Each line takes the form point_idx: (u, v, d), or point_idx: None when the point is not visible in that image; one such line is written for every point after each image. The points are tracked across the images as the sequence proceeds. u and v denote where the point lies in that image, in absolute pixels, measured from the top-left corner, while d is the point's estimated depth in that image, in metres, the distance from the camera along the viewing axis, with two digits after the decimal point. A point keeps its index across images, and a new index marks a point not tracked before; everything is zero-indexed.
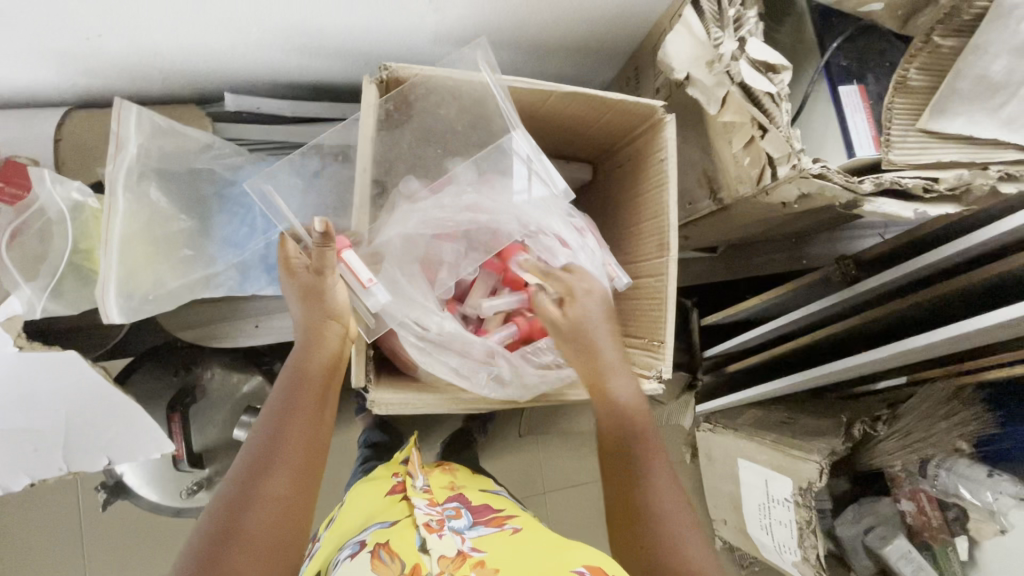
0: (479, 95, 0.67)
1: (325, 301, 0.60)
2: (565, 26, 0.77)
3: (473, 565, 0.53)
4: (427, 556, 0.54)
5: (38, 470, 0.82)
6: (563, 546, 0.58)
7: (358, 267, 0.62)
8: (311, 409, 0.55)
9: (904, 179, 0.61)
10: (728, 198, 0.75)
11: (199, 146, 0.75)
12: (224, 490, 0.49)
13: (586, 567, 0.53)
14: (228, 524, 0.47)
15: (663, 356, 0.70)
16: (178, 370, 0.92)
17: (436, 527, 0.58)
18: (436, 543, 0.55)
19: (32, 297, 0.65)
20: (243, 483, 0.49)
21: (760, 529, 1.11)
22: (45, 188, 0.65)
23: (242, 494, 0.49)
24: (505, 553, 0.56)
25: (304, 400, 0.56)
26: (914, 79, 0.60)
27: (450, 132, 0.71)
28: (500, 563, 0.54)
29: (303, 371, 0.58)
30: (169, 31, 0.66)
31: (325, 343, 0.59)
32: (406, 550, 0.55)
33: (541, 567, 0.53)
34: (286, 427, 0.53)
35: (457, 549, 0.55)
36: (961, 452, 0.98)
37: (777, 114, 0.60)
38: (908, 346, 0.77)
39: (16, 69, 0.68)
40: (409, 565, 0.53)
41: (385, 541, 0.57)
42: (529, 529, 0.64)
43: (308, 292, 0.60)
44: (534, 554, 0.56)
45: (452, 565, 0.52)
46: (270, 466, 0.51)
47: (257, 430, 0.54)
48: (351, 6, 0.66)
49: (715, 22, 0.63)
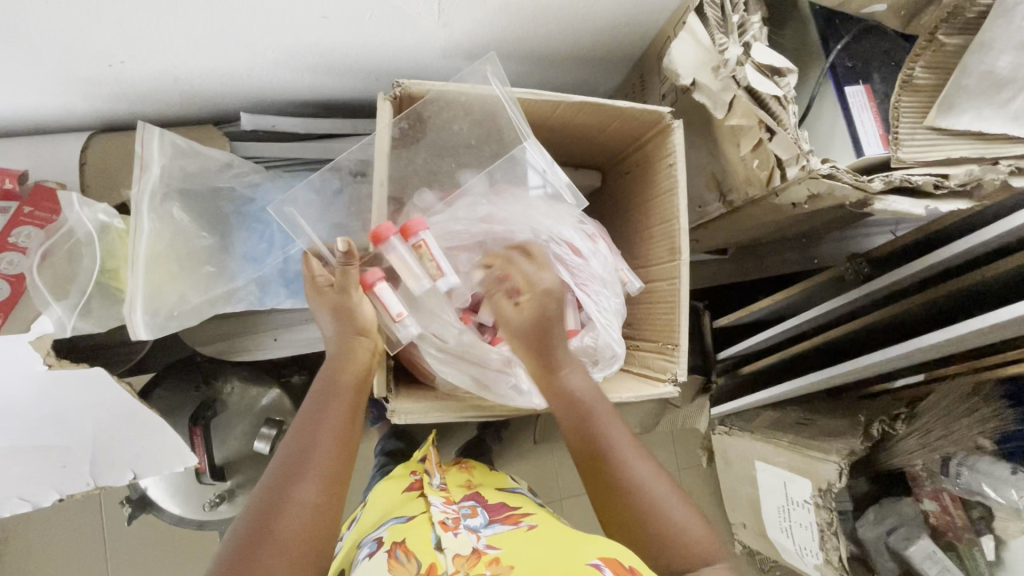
0: (490, 107, 0.69)
1: (354, 318, 0.63)
2: (570, 36, 0.78)
3: (488, 562, 0.54)
4: (443, 554, 0.54)
5: (66, 486, 0.85)
6: (574, 540, 0.58)
7: (389, 301, 0.64)
8: (342, 416, 0.58)
9: (913, 177, 0.62)
10: (737, 201, 0.75)
11: (218, 165, 0.77)
12: (259, 495, 0.50)
13: (600, 559, 0.53)
14: (263, 525, 0.48)
15: (677, 359, 0.70)
16: (200, 385, 0.94)
17: (450, 526, 0.59)
18: (451, 542, 0.56)
19: (63, 316, 0.67)
20: (277, 484, 0.51)
21: (781, 532, 1.11)
22: (74, 212, 0.67)
23: (278, 495, 0.50)
24: (520, 551, 0.56)
25: (336, 408, 0.58)
26: (919, 77, 0.61)
27: (463, 147, 0.72)
28: (514, 560, 0.54)
29: (334, 380, 0.60)
30: (187, 55, 0.68)
31: (354, 359, 0.62)
32: (423, 549, 0.56)
33: (555, 559, 0.54)
34: (318, 434, 0.55)
35: (472, 548, 0.56)
36: (982, 449, 0.96)
37: (784, 117, 0.61)
38: (926, 343, 0.76)
39: (42, 96, 0.70)
40: (424, 564, 0.53)
41: (401, 541, 0.58)
42: (543, 525, 0.65)
43: (337, 310, 0.63)
44: (548, 549, 0.56)
45: (467, 563, 0.53)
46: (304, 468, 0.52)
47: (290, 436, 0.55)
48: (362, 24, 0.68)
49: (718, 28, 0.64)
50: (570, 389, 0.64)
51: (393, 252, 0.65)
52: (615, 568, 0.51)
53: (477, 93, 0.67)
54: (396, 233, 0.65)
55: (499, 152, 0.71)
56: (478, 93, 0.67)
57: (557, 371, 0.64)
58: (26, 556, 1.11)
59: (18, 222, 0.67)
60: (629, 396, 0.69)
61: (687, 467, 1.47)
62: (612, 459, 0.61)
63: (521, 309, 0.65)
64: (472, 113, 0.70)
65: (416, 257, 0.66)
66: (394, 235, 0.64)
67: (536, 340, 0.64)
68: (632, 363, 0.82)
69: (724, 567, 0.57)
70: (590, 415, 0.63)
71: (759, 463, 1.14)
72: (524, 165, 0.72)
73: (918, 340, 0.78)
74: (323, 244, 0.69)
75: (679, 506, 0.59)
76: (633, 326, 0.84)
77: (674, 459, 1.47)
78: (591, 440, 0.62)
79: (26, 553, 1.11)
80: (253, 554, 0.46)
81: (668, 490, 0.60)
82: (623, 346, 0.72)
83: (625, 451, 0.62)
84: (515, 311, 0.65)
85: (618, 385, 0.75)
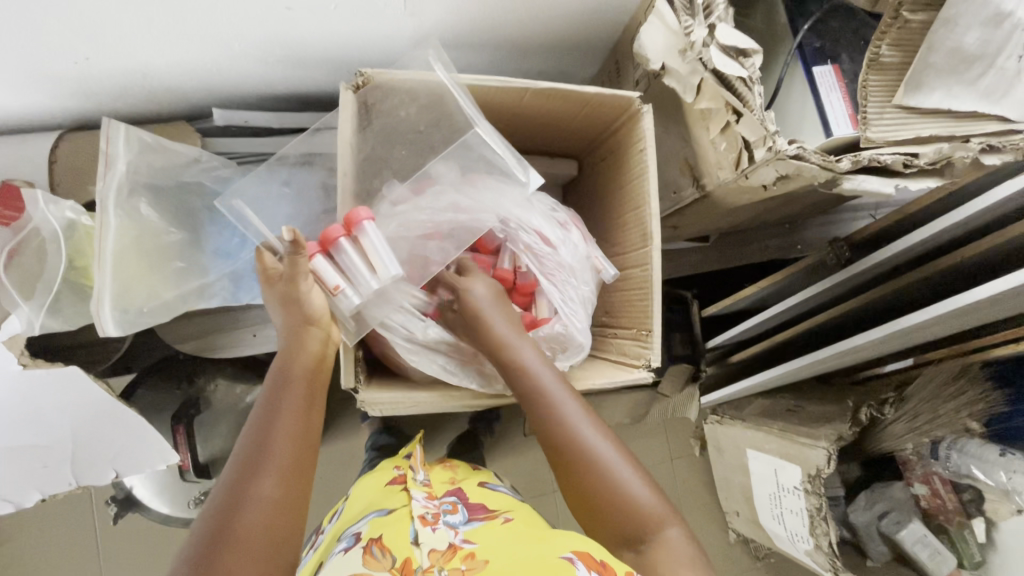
0: (437, 96, 0.69)
1: (303, 307, 0.62)
2: (541, 23, 0.77)
3: (463, 557, 0.55)
4: (420, 549, 0.55)
5: (48, 486, 0.85)
6: (549, 535, 0.60)
7: (326, 272, 0.63)
8: (298, 405, 0.58)
9: (883, 156, 0.61)
10: (710, 185, 0.75)
11: (186, 161, 0.76)
12: (215, 497, 0.50)
13: (574, 552, 0.55)
14: (226, 523, 0.48)
15: (650, 345, 0.70)
16: (182, 383, 0.94)
17: (430, 521, 0.59)
18: (428, 537, 0.57)
19: (31, 315, 0.67)
20: (235, 482, 0.51)
21: (773, 519, 1.11)
22: (39, 209, 0.66)
23: (236, 492, 0.50)
24: (496, 545, 0.58)
25: (291, 398, 0.58)
26: (885, 55, 0.60)
27: (414, 132, 0.72)
28: (489, 555, 0.56)
29: (286, 373, 0.60)
30: (150, 50, 0.68)
31: (307, 347, 0.62)
32: (400, 544, 0.56)
33: (532, 552, 0.55)
34: (275, 426, 0.55)
35: (448, 543, 0.57)
36: (972, 432, 0.97)
37: (751, 98, 0.60)
38: (907, 324, 0.76)
39: (7, 95, 0.70)
40: (400, 559, 0.54)
41: (378, 536, 0.58)
42: (522, 522, 0.66)
43: (286, 299, 0.62)
44: (524, 543, 0.58)
45: (443, 558, 0.55)
46: (263, 463, 0.52)
47: (248, 431, 0.55)
48: (327, 14, 0.67)
49: (684, 11, 0.63)
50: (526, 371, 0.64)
51: (341, 253, 0.64)
52: (587, 563, 0.53)
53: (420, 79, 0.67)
54: (344, 233, 0.64)
55: (449, 135, 0.71)
56: (422, 80, 0.67)
57: (508, 354, 0.64)
58: (16, 559, 1.11)
59: None
60: (604, 381, 0.69)
61: (680, 456, 1.48)
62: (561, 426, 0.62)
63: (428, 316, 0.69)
64: (418, 98, 0.70)
65: (364, 250, 0.64)
66: (342, 236, 0.64)
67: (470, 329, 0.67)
68: (608, 351, 0.81)
69: (679, 532, 0.60)
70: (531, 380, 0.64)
71: (750, 451, 1.14)
72: (476, 154, 0.71)
73: (898, 322, 0.78)
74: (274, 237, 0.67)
75: (635, 480, 0.61)
76: (610, 314, 0.83)
77: (667, 450, 1.47)
78: (540, 417, 0.63)
79: (16, 557, 1.11)
80: (219, 550, 0.46)
81: (630, 466, 0.62)
82: (587, 335, 0.73)
83: (580, 426, 0.62)
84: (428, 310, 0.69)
85: (593, 373, 0.75)
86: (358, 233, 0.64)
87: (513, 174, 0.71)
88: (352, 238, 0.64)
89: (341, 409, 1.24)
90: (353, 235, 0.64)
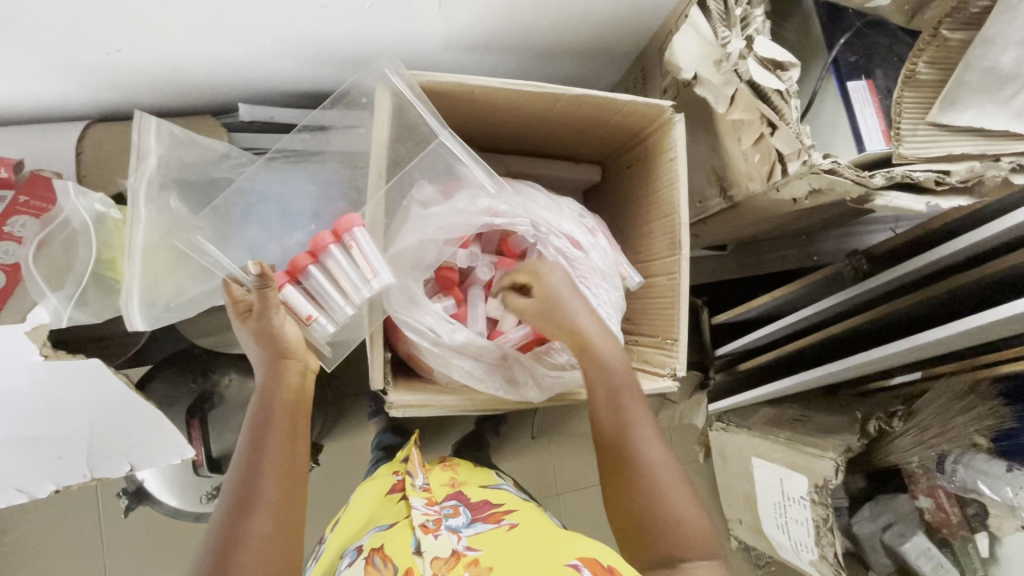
0: (424, 112, 0.67)
1: (277, 340, 0.61)
2: (573, 28, 0.77)
3: (467, 564, 0.54)
4: (421, 559, 0.55)
5: (62, 477, 0.84)
6: (557, 540, 0.59)
7: (299, 303, 0.63)
8: (282, 438, 0.57)
9: (916, 173, 0.61)
10: (738, 195, 0.75)
11: (217, 156, 0.76)
12: (210, 539, 0.51)
13: (579, 558, 0.54)
14: (218, 570, 0.49)
15: (677, 353, 0.70)
16: (197, 376, 0.94)
17: (432, 528, 0.58)
18: (431, 544, 0.56)
19: (58, 307, 0.65)
20: (227, 527, 0.51)
21: (777, 528, 1.11)
22: (70, 201, 0.67)
23: (229, 534, 0.51)
24: (500, 551, 0.57)
25: (274, 432, 0.57)
26: (922, 72, 0.60)
27: (378, 150, 0.69)
28: (493, 561, 0.55)
29: (267, 406, 0.59)
30: (185, 44, 0.67)
31: (285, 379, 0.60)
32: (400, 554, 0.57)
33: (533, 560, 0.55)
34: (261, 460, 0.55)
35: (451, 549, 0.56)
36: (979, 447, 0.96)
37: (786, 111, 0.60)
38: (922, 341, 0.77)
39: (39, 84, 0.70)
40: (401, 569, 0.55)
41: (380, 546, 0.59)
42: (525, 523, 0.65)
43: (259, 334, 0.60)
44: (527, 550, 0.57)
45: (445, 565, 0.54)
46: (253, 502, 0.52)
47: (235, 472, 0.55)
48: (363, 13, 0.67)
49: (722, 21, 0.63)
50: (604, 360, 0.65)
51: (311, 280, 0.64)
52: (592, 568, 0.53)
53: (383, 93, 0.65)
54: (333, 241, 0.64)
55: (415, 150, 0.70)
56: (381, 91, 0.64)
57: (590, 344, 0.65)
58: (18, 549, 1.10)
59: (12, 211, 0.65)
60: None
61: (684, 463, 1.48)
62: (625, 426, 0.64)
63: (523, 303, 0.67)
64: (380, 115, 0.67)
65: (349, 260, 0.64)
66: (311, 264, 0.64)
67: (551, 321, 0.66)
68: (630, 357, 0.82)
69: (714, 564, 0.59)
70: (605, 366, 0.65)
71: (755, 459, 1.15)
72: (443, 163, 0.71)
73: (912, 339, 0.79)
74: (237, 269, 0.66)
75: (683, 497, 0.61)
76: (632, 320, 0.84)
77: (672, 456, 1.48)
78: (618, 409, 0.65)
79: (18, 547, 1.10)
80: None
81: (682, 485, 0.62)
82: (622, 340, 0.72)
83: (637, 428, 0.64)
84: (518, 301, 0.68)
85: None
86: (327, 257, 0.64)
87: (481, 181, 0.69)
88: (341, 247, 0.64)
89: (349, 407, 1.24)
90: (322, 260, 0.64)
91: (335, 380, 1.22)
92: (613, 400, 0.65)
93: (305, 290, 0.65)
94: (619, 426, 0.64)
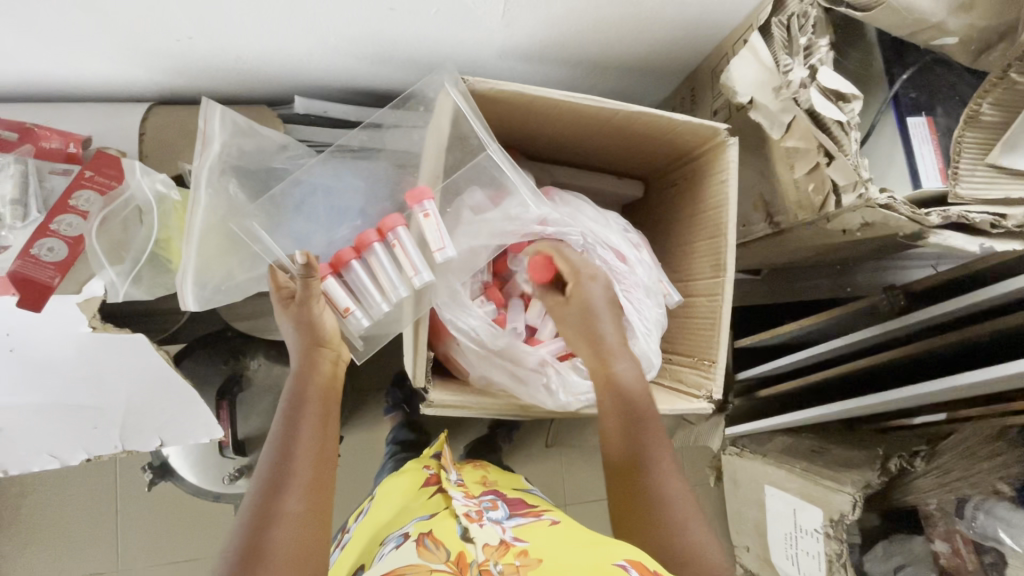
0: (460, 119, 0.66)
1: (315, 330, 0.62)
2: (628, 45, 0.78)
3: (516, 554, 0.55)
4: (472, 544, 0.55)
5: (93, 446, 0.85)
6: (600, 539, 0.59)
7: (338, 294, 0.65)
8: (315, 423, 0.58)
9: (972, 214, 0.60)
10: (785, 223, 0.75)
11: (275, 147, 0.77)
12: (243, 518, 0.51)
13: (625, 560, 0.52)
14: (256, 545, 0.48)
15: (713, 376, 0.70)
16: (228, 359, 0.96)
17: (475, 518, 0.60)
18: (478, 533, 0.57)
19: (115, 280, 0.68)
20: (262, 503, 0.51)
21: (785, 559, 1.08)
22: (135, 179, 0.69)
23: (262, 513, 0.50)
24: (547, 545, 0.57)
25: (308, 419, 0.58)
26: (986, 114, 0.60)
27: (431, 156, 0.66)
28: (542, 553, 0.55)
29: (300, 392, 0.59)
30: (255, 36, 0.69)
31: (318, 367, 0.62)
32: (450, 539, 0.57)
33: (583, 558, 0.54)
34: (296, 443, 0.55)
35: (499, 539, 0.57)
36: (1001, 494, 0.93)
37: (846, 142, 0.60)
38: (956, 384, 0.75)
39: (110, 65, 0.72)
40: (453, 553, 0.55)
41: (428, 531, 0.59)
42: (567, 524, 0.66)
43: (299, 322, 0.62)
44: (574, 547, 0.57)
45: (497, 552, 0.55)
46: (286, 482, 0.53)
47: (268, 454, 0.55)
48: (428, 17, 0.68)
49: (784, 48, 0.64)
50: (620, 377, 0.66)
51: (352, 274, 0.66)
52: (641, 571, 0.50)
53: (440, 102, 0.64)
54: (377, 238, 0.66)
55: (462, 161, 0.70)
56: (441, 103, 0.64)
57: (611, 359, 0.66)
58: (35, 512, 1.12)
59: (78, 185, 0.67)
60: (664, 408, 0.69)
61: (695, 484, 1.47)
62: (638, 442, 0.63)
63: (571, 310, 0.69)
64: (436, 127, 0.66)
65: (391, 258, 0.66)
66: (354, 258, 0.65)
67: (586, 335, 0.68)
68: (663, 376, 0.82)
69: None
70: (619, 377, 0.66)
71: (768, 488, 1.13)
72: (486, 174, 0.70)
73: (948, 379, 0.77)
74: (284, 257, 0.68)
75: (692, 508, 0.60)
76: (666, 339, 0.84)
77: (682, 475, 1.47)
78: (625, 421, 0.64)
79: (35, 510, 1.12)
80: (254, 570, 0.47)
81: (690, 501, 0.60)
82: (659, 356, 0.73)
83: (654, 442, 0.63)
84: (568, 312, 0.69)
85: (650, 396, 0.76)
86: (370, 254, 0.66)
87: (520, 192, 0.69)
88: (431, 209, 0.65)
89: (367, 399, 1.25)
90: (364, 256, 0.66)
91: (357, 373, 1.23)
92: (619, 415, 0.65)
93: (345, 282, 0.67)
94: (632, 442, 0.63)
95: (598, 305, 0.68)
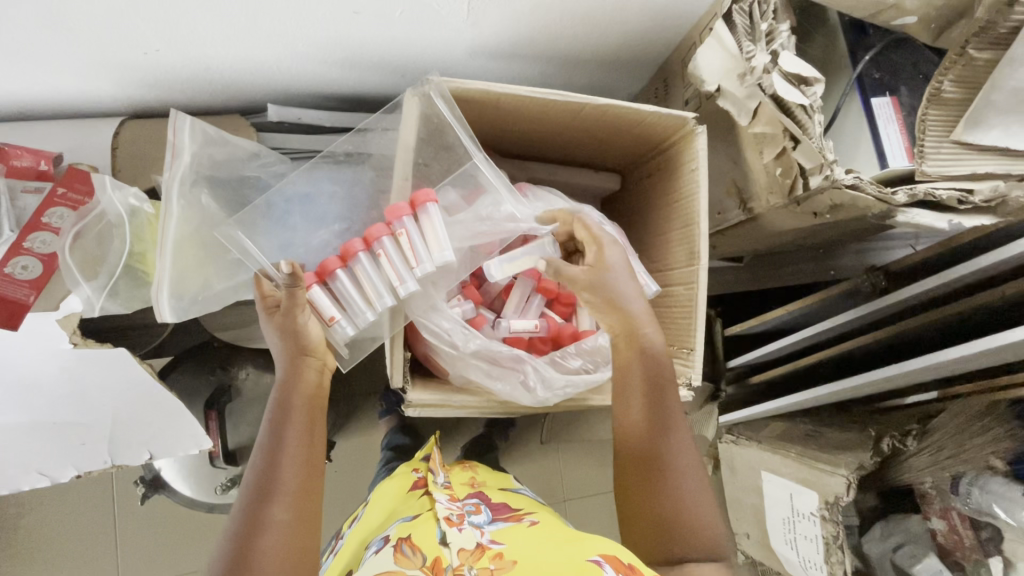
0: (433, 126, 0.68)
1: (300, 338, 0.62)
2: (597, 38, 0.79)
3: (492, 557, 0.56)
4: (449, 548, 0.55)
5: (85, 463, 0.86)
6: (579, 537, 0.59)
7: (323, 303, 0.64)
8: (302, 429, 0.58)
9: (938, 191, 0.61)
10: (758, 209, 0.75)
11: (246, 154, 0.78)
12: (232, 524, 0.52)
13: (601, 555, 0.54)
14: (243, 551, 0.50)
15: (693, 363, 0.71)
16: (216, 369, 0.97)
17: (455, 521, 0.59)
18: (456, 536, 0.57)
19: (91, 296, 0.68)
20: (247, 512, 0.52)
21: (784, 543, 1.08)
22: (106, 194, 0.69)
23: (250, 521, 0.52)
24: (524, 547, 0.58)
25: (293, 427, 0.57)
26: (947, 91, 0.61)
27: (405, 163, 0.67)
28: (517, 556, 0.56)
29: (285, 401, 0.59)
30: (221, 46, 0.70)
31: (303, 375, 0.61)
32: (428, 544, 0.57)
33: (558, 556, 0.55)
34: (282, 452, 0.56)
35: (476, 543, 0.57)
36: (994, 470, 0.93)
37: (809, 125, 0.61)
38: (936, 360, 0.76)
39: (79, 81, 0.72)
40: (429, 558, 0.55)
41: (408, 535, 0.60)
42: (546, 523, 0.67)
43: (284, 330, 0.61)
44: (553, 545, 0.58)
45: (471, 557, 0.55)
46: (272, 491, 0.53)
47: (254, 464, 0.56)
48: (392, 19, 0.69)
49: (746, 36, 0.65)
50: (649, 347, 0.64)
51: (338, 282, 0.66)
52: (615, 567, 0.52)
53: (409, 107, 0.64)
54: (362, 247, 0.66)
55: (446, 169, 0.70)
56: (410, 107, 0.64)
57: (638, 330, 0.65)
58: (32, 532, 1.12)
59: (51, 203, 0.68)
60: None
61: None
62: (656, 422, 0.64)
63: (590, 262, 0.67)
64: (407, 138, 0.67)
65: (377, 267, 0.66)
66: (340, 267, 0.65)
67: (598, 296, 0.65)
68: None
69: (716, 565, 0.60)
70: (648, 346, 0.64)
71: (765, 474, 1.12)
72: (457, 170, 0.71)
73: (929, 357, 0.78)
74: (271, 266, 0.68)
75: (701, 492, 0.62)
76: None
77: None
78: (652, 395, 0.64)
79: (32, 529, 1.12)
80: None
81: (698, 482, 0.62)
82: None
83: (675, 425, 0.64)
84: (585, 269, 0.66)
85: None
86: (355, 263, 0.65)
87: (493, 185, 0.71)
88: (414, 219, 0.67)
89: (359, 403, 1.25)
90: (349, 265, 0.66)
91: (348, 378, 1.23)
92: (650, 391, 0.64)
93: (331, 291, 0.66)
94: (653, 419, 0.64)
95: (618, 259, 0.67)
